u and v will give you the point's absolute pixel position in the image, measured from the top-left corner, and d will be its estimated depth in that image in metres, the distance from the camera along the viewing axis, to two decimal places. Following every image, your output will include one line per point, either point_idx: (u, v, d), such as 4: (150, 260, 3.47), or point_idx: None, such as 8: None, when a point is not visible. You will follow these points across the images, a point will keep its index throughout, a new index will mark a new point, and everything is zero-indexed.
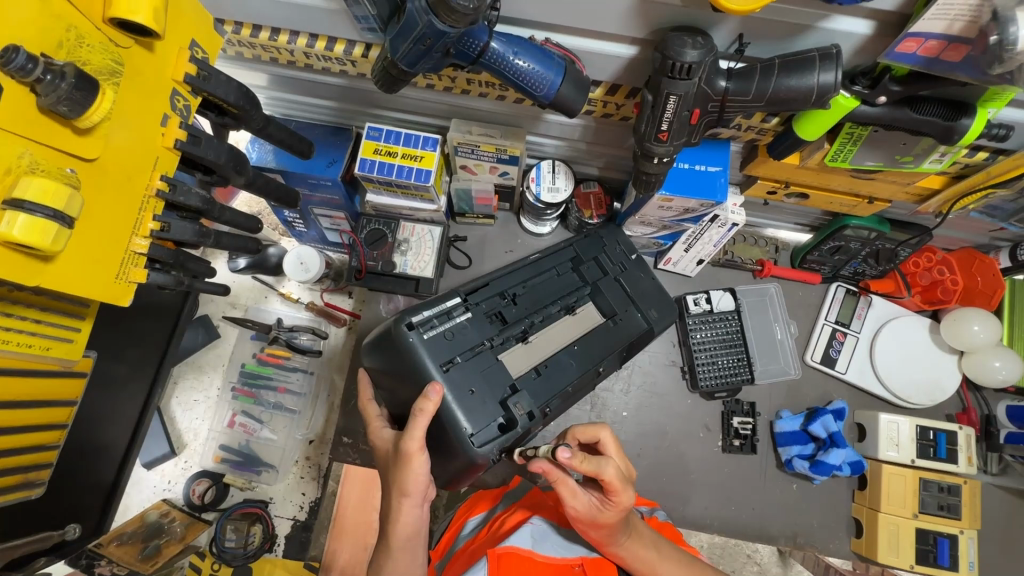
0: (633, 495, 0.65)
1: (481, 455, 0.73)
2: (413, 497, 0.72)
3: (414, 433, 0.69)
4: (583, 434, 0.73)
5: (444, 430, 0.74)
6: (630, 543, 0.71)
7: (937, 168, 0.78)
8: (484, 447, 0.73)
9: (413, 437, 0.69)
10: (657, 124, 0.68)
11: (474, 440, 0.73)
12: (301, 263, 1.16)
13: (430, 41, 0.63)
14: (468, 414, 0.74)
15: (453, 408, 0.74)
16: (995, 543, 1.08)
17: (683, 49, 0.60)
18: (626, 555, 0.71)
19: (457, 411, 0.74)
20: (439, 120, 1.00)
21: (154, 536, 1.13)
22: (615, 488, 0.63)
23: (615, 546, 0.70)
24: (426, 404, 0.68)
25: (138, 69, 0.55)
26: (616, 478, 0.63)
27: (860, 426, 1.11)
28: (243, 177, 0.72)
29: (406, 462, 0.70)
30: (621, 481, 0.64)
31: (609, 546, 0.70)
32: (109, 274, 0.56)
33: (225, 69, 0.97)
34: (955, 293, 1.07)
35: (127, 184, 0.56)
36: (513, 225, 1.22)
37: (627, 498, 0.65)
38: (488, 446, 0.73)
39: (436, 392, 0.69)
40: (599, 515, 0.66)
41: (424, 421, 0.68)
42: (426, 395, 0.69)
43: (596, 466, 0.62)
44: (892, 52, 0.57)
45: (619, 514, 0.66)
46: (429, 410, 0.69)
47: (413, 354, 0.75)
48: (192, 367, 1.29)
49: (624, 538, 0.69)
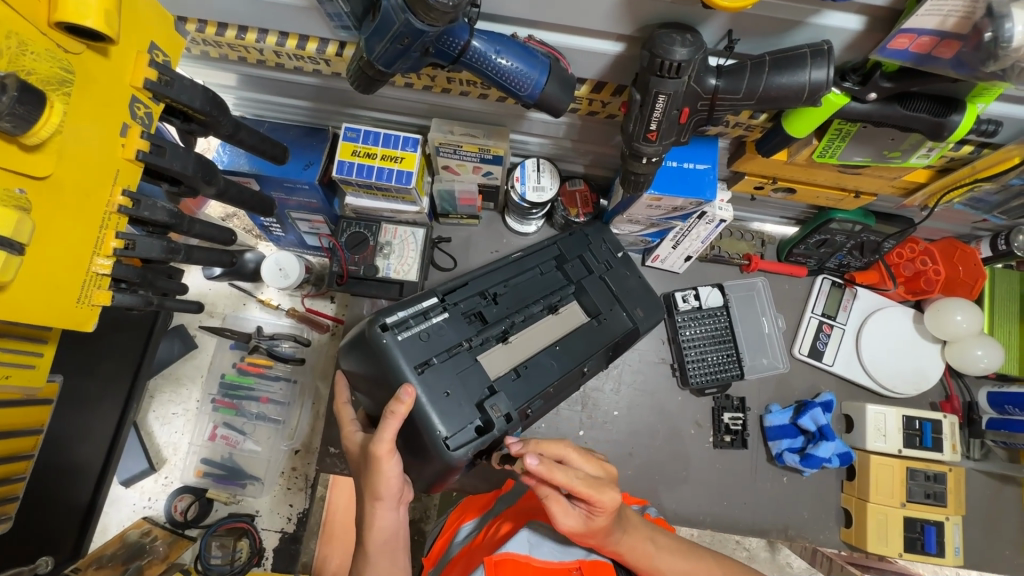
0: (616, 497, 0.63)
1: (456, 458, 0.70)
2: (386, 501, 0.70)
3: (383, 436, 0.66)
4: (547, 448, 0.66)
5: (418, 433, 0.72)
6: (628, 537, 0.70)
7: (924, 163, 0.77)
8: (459, 450, 0.70)
9: (383, 440, 0.66)
10: (646, 124, 0.66)
11: (449, 443, 0.70)
12: (279, 269, 1.12)
13: (408, 40, 0.60)
14: (442, 417, 0.72)
15: (427, 411, 0.71)
16: (978, 527, 1.10)
17: (672, 47, 0.58)
18: (624, 551, 0.70)
19: (432, 414, 0.71)
20: (419, 120, 0.97)
21: (135, 556, 1.09)
22: (589, 493, 0.62)
23: (614, 544, 0.69)
24: (398, 406, 0.66)
25: (91, 77, 0.51)
26: (585, 487, 0.62)
27: (848, 417, 1.12)
28: (213, 186, 0.68)
29: (376, 465, 0.68)
30: (595, 486, 0.63)
31: (608, 545, 0.68)
32: (69, 299, 0.53)
33: (189, 69, 0.92)
34: (937, 283, 1.11)
35: (85, 202, 0.52)
36: (498, 225, 1.20)
37: (611, 500, 0.63)
38: (463, 450, 0.71)
39: (408, 395, 0.67)
40: (591, 521, 0.65)
41: (395, 424, 0.66)
42: (398, 398, 0.67)
43: (563, 477, 0.61)
44: (884, 49, 0.56)
45: (609, 517, 0.64)
46: (401, 413, 0.66)
47: (386, 355, 0.73)
48: (169, 379, 1.25)
49: (621, 535, 0.69)
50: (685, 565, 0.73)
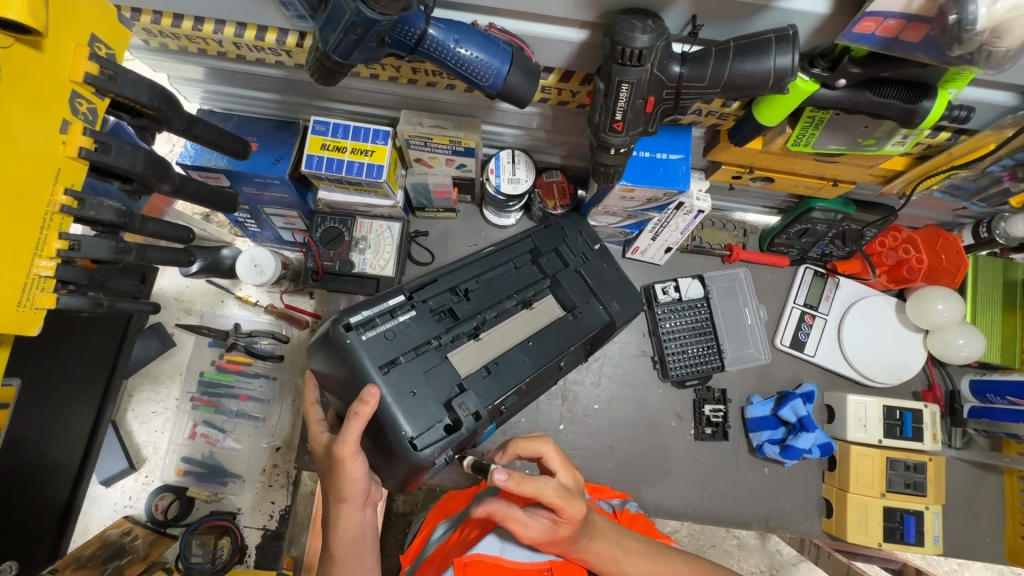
0: (583, 507, 0.62)
1: (423, 458, 0.69)
2: (351, 502, 0.69)
3: (347, 437, 0.65)
4: (524, 447, 0.68)
5: (384, 433, 0.71)
6: (594, 543, 0.69)
7: (900, 150, 0.76)
8: (425, 450, 0.69)
9: (347, 441, 0.65)
10: (611, 114, 0.64)
11: (416, 443, 0.70)
12: (254, 265, 1.10)
13: (361, 29, 0.58)
14: (408, 417, 0.71)
15: (392, 411, 0.70)
16: (960, 515, 1.10)
17: (632, 34, 0.56)
18: (589, 556, 0.69)
19: (397, 414, 0.70)
20: (390, 112, 0.94)
21: (115, 556, 1.08)
22: (560, 504, 0.60)
23: (580, 550, 0.68)
24: (361, 407, 0.65)
25: (23, 71, 0.49)
26: (556, 497, 0.60)
27: (829, 407, 1.11)
28: (168, 183, 0.66)
29: (341, 467, 0.67)
30: (565, 496, 0.61)
31: (574, 550, 0.67)
32: (9, 303, 0.51)
33: (150, 61, 0.89)
34: (920, 272, 1.08)
35: (22, 202, 0.51)
36: (476, 218, 1.18)
37: (578, 510, 0.62)
38: (430, 449, 0.70)
39: (372, 395, 0.66)
40: (556, 532, 0.63)
41: (358, 425, 0.65)
42: (361, 399, 0.65)
43: (535, 487, 0.60)
44: (850, 33, 0.54)
45: (575, 527, 0.63)
46: (364, 414, 0.65)
47: (351, 355, 0.72)
48: (147, 378, 1.24)
49: (587, 541, 0.68)
50: (653, 566, 0.72)
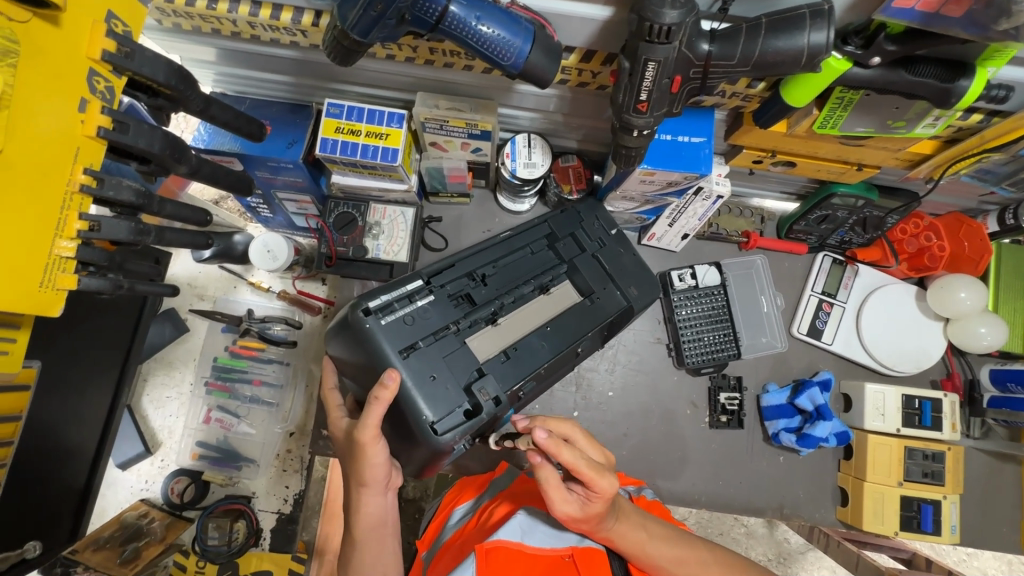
0: (615, 482, 0.62)
1: (443, 442, 0.69)
2: (372, 487, 0.69)
3: (368, 422, 0.65)
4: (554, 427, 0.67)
5: (405, 418, 0.70)
6: (620, 525, 0.68)
7: (931, 133, 0.74)
8: (446, 434, 0.69)
9: (368, 425, 0.65)
10: (636, 94, 0.63)
11: (436, 428, 0.69)
12: (268, 251, 1.10)
13: (382, 5, 0.56)
14: (429, 401, 0.70)
15: (412, 395, 0.70)
16: (976, 505, 1.10)
17: (661, 10, 0.54)
18: (615, 538, 0.68)
19: (418, 398, 0.70)
20: (404, 94, 0.93)
21: (133, 538, 1.09)
22: (591, 476, 0.60)
23: (606, 531, 0.67)
24: (382, 391, 0.64)
25: (40, 47, 0.48)
26: (588, 468, 0.60)
27: (846, 396, 1.10)
28: (186, 165, 0.66)
29: (362, 452, 0.67)
30: (596, 469, 0.61)
31: (600, 532, 0.67)
32: (31, 283, 0.51)
33: (163, 43, 0.88)
34: (942, 260, 1.06)
35: (43, 181, 0.50)
36: (490, 203, 1.17)
37: (609, 485, 0.61)
38: (451, 434, 0.69)
39: (392, 379, 0.65)
40: (587, 508, 0.63)
41: (379, 409, 0.64)
42: (382, 383, 0.65)
43: (571, 456, 0.60)
44: (888, 8, 0.52)
45: (607, 504, 0.62)
46: (385, 398, 0.65)
47: (370, 340, 0.71)
48: (162, 363, 1.24)
49: (614, 522, 0.67)
50: (677, 550, 0.71)
